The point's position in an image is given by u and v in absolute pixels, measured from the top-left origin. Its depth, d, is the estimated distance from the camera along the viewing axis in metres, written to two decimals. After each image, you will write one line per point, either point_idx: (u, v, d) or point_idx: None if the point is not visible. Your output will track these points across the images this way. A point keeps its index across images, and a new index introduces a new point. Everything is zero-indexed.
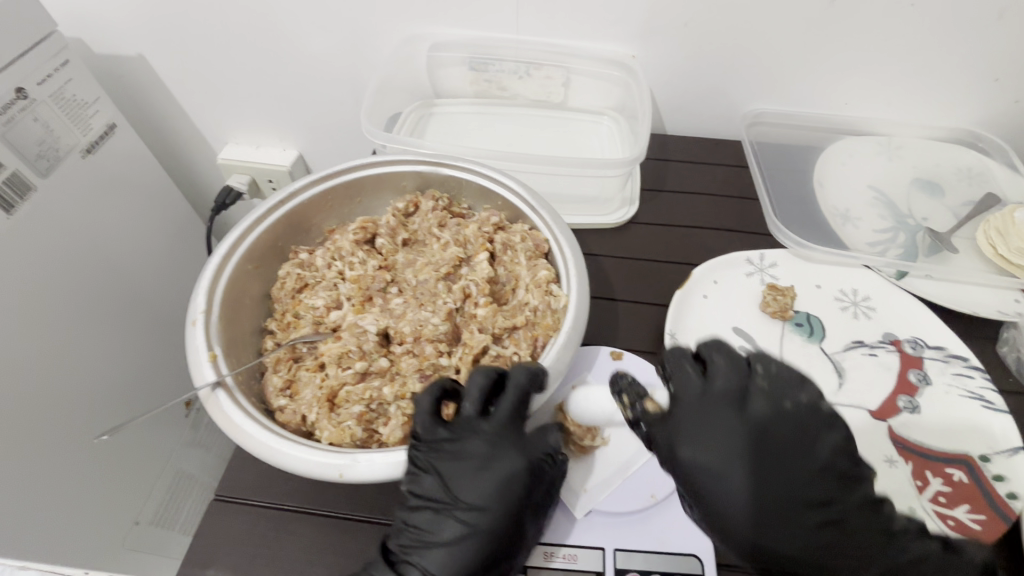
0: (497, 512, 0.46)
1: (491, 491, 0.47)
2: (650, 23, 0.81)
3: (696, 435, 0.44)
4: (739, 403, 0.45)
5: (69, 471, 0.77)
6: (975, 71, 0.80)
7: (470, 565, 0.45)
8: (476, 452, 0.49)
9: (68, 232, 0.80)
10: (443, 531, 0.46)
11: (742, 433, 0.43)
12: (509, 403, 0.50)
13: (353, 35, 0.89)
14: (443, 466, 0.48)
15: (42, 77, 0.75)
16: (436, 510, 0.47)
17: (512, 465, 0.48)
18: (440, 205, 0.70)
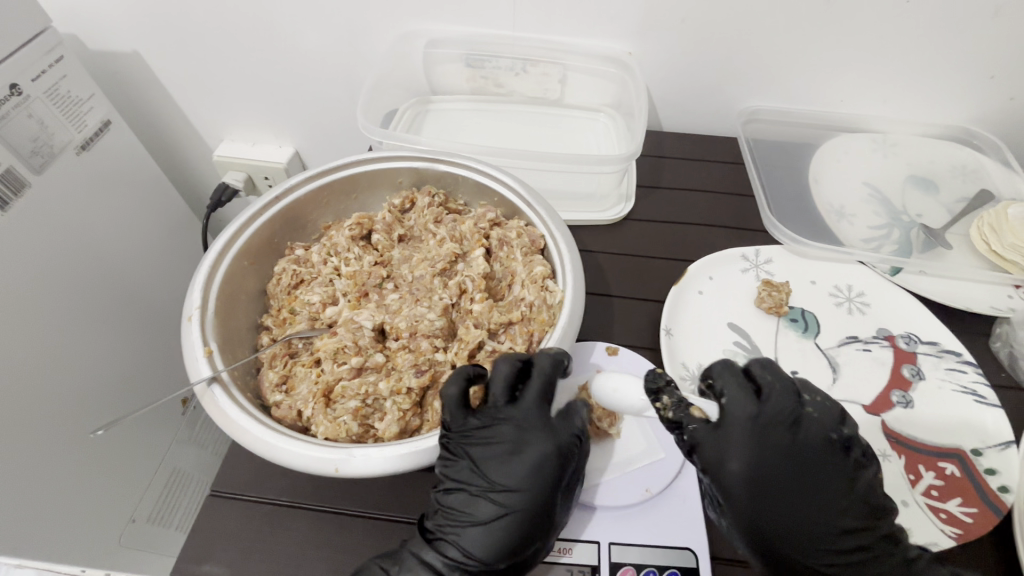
0: (530, 494, 0.46)
1: (523, 474, 0.47)
2: (646, 20, 0.81)
3: (750, 456, 0.46)
4: (791, 430, 0.47)
5: (65, 467, 0.77)
6: (969, 69, 0.80)
7: (505, 545, 0.45)
8: (507, 437, 0.49)
9: (63, 228, 0.80)
10: (478, 513, 0.46)
11: (786, 459, 0.46)
12: (536, 388, 0.50)
13: (349, 32, 0.88)
14: (474, 450, 0.48)
15: (36, 73, 0.75)
16: (471, 492, 0.48)
17: (542, 449, 0.48)
18: (436, 202, 0.70)
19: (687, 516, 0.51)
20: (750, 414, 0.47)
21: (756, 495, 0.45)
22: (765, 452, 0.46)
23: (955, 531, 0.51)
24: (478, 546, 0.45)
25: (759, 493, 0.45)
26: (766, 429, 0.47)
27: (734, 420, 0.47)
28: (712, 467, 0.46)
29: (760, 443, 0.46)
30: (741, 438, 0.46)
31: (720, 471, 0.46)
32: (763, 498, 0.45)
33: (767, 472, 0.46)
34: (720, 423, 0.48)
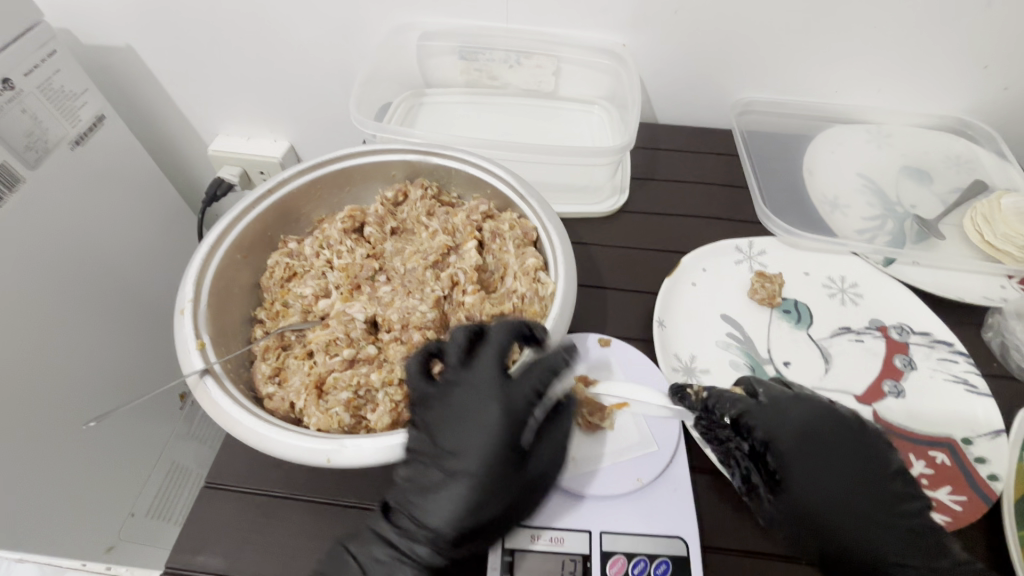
0: (478, 458, 0.46)
1: (474, 440, 0.47)
2: (640, 11, 0.81)
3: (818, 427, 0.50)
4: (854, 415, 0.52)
5: (63, 460, 0.77)
6: (964, 59, 0.80)
7: (455, 512, 0.46)
8: (458, 404, 0.48)
9: (57, 221, 0.80)
10: (432, 481, 0.47)
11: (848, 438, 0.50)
12: (490, 354, 0.49)
13: (342, 24, 0.88)
14: (426, 417, 0.49)
15: (29, 68, 0.74)
16: (424, 462, 0.48)
17: (493, 415, 0.47)
18: (428, 194, 0.70)
19: (679, 506, 0.51)
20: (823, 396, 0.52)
21: (801, 464, 0.49)
22: (812, 426, 0.50)
23: (944, 519, 0.51)
24: (434, 514, 0.46)
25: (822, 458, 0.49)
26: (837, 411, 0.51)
27: (781, 399, 0.51)
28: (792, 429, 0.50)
29: (807, 418, 0.50)
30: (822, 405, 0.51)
31: (802, 430, 0.50)
32: (804, 468, 0.49)
33: (812, 444, 0.49)
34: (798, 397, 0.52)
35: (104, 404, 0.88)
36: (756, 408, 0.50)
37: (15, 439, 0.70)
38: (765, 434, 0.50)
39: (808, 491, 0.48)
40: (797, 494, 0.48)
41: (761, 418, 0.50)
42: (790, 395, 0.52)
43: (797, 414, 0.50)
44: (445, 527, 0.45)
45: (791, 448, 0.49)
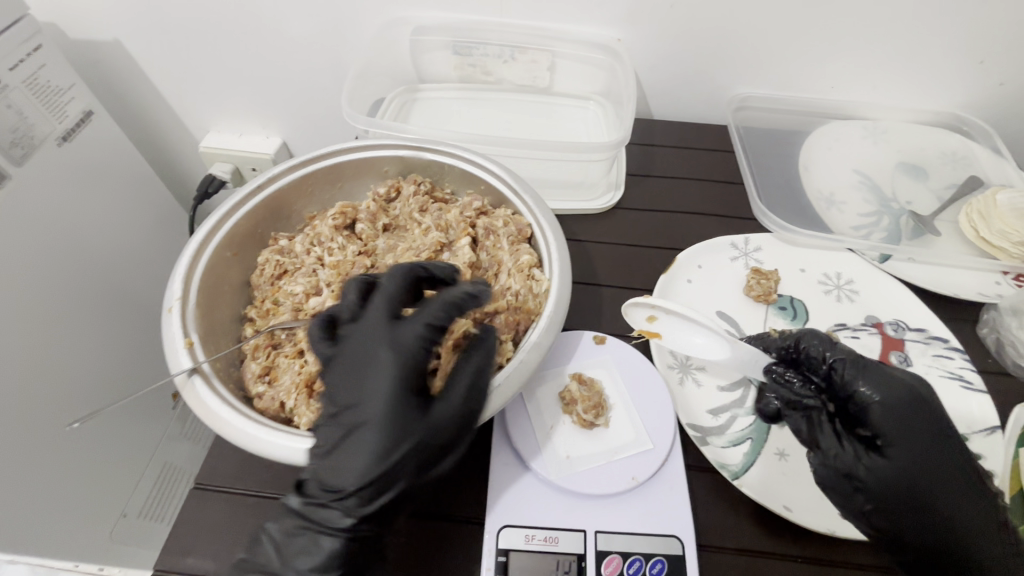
0: (372, 405, 0.45)
1: (366, 389, 0.46)
2: (636, 6, 0.80)
3: (905, 410, 0.49)
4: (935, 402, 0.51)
5: (52, 461, 0.76)
6: (960, 55, 0.80)
7: (357, 465, 0.44)
8: (351, 356, 0.48)
9: (44, 217, 0.78)
10: (332, 441, 0.45)
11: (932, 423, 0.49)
12: (378, 304, 0.50)
13: (334, 18, 0.87)
14: (330, 374, 0.49)
15: (14, 62, 0.73)
16: (326, 421, 0.47)
17: (381, 359, 0.46)
18: (421, 190, 0.69)
19: (674, 504, 0.50)
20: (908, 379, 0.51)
21: (904, 428, 0.48)
22: (912, 391, 0.50)
23: None
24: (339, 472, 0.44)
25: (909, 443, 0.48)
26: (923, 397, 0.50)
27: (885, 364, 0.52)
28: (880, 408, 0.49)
29: (911, 381, 0.51)
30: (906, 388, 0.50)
31: (887, 411, 0.49)
32: (908, 431, 0.48)
33: (918, 413, 0.49)
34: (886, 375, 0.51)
35: (93, 403, 0.86)
36: (863, 366, 0.51)
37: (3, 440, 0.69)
38: (871, 388, 0.50)
39: (913, 457, 0.47)
40: (884, 475, 0.47)
41: (865, 375, 0.51)
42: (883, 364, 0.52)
43: (902, 378, 0.51)
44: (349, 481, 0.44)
45: (898, 410, 0.49)
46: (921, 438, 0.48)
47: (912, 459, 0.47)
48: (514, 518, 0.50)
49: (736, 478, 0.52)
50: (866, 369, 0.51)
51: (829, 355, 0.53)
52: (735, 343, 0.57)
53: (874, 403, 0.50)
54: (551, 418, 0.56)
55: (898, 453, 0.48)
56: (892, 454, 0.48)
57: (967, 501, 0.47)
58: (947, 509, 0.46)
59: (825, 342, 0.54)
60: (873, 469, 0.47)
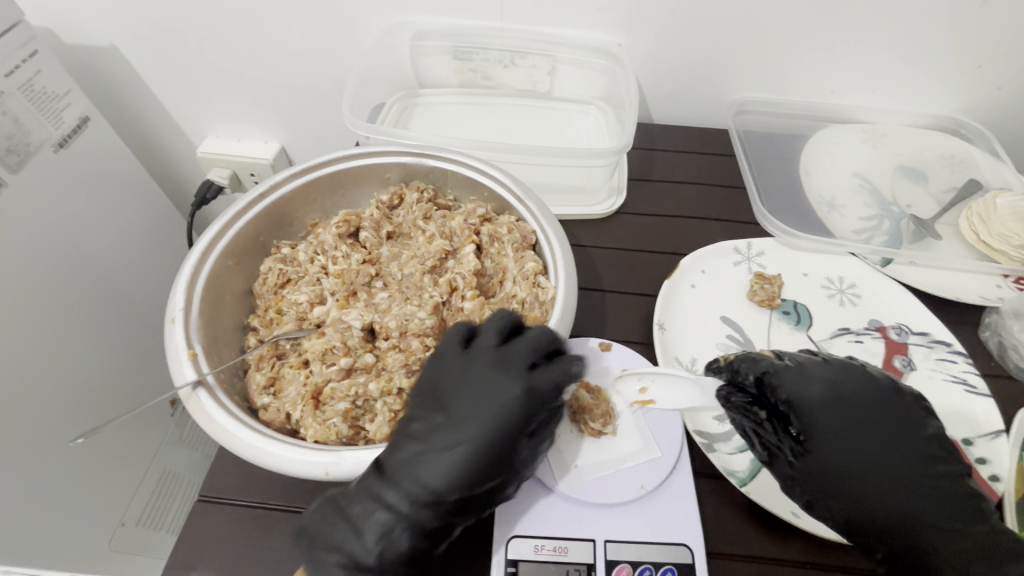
0: (480, 424, 0.47)
1: (490, 412, 0.47)
2: (637, 11, 0.80)
3: (824, 403, 0.49)
4: (864, 386, 0.51)
5: (51, 472, 0.75)
6: (960, 59, 0.81)
7: (456, 480, 0.45)
8: (480, 377, 0.49)
9: (39, 227, 0.78)
10: (434, 447, 0.46)
11: (856, 411, 0.49)
12: (523, 348, 0.50)
13: (334, 24, 0.87)
14: (450, 389, 0.49)
15: (9, 68, 0.72)
16: (431, 425, 0.48)
17: (509, 392, 0.48)
18: (425, 197, 0.69)
19: (681, 513, 0.50)
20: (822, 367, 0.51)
21: (831, 423, 0.48)
22: (844, 386, 0.50)
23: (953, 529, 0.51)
24: (410, 472, 0.45)
25: (838, 436, 0.48)
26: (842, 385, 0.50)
27: (805, 362, 0.52)
28: (798, 402, 0.49)
29: (835, 377, 0.50)
30: (825, 378, 0.50)
31: (807, 407, 0.49)
32: (836, 426, 0.48)
33: (840, 402, 0.49)
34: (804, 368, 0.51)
35: (94, 418, 0.86)
36: (783, 371, 0.50)
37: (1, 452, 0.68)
38: (791, 395, 0.49)
39: (841, 452, 0.48)
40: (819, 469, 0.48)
41: (790, 380, 0.50)
42: (819, 361, 0.52)
43: (828, 376, 0.50)
44: (419, 479, 0.45)
45: (823, 409, 0.49)
46: (853, 430, 0.48)
47: (839, 455, 0.48)
48: (523, 528, 0.50)
49: (743, 485, 0.52)
50: (786, 374, 0.50)
51: (753, 369, 0.51)
52: (697, 381, 0.54)
53: (801, 407, 0.49)
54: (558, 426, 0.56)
55: (831, 451, 0.48)
56: (816, 454, 0.48)
57: (914, 481, 0.47)
58: (889, 498, 0.47)
59: (748, 357, 0.52)
60: (803, 471, 0.48)
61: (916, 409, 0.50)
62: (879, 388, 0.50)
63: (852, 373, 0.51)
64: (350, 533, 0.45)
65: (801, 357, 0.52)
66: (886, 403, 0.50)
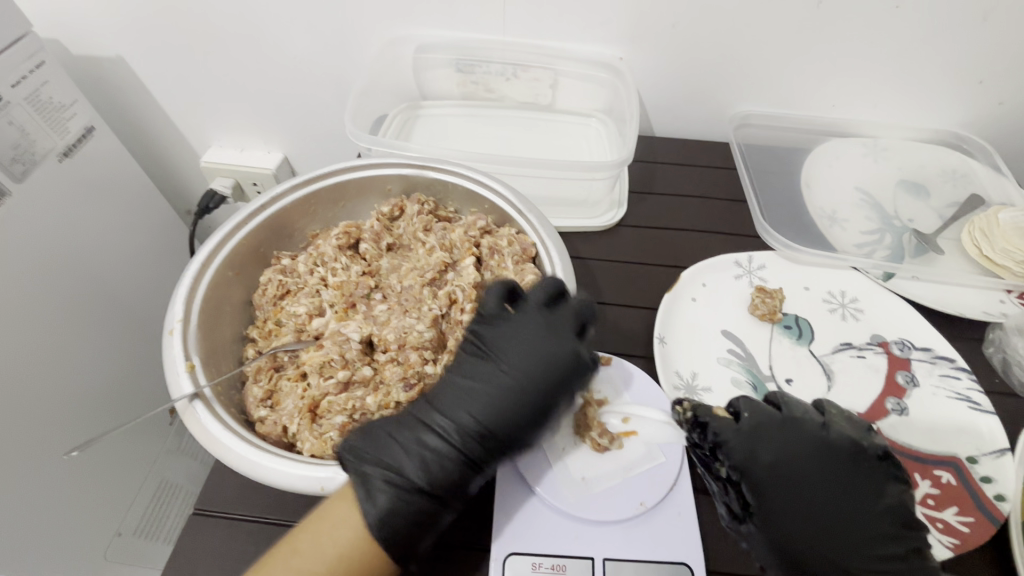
0: (529, 383, 0.49)
1: (536, 369, 0.50)
2: (638, 25, 0.81)
3: (770, 460, 0.46)
4: (821, 436, 0.47)
5: (45, 485, 0.74)
6: (960, 74, 0.81)
7: (504, 425, 0.48)
8: (529, 336, 0.51)
9: (42, 239, 0.78)
10: (485, 389, 0.49)
11: (808, 465, 0.46)
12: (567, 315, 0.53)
13: (338, 36, 0.87)
14: (500, 343, 0.52)
15: (16, 79, 0.73)
16: (483, 371, 0.51)
17: (560, 355, 0.50)
18: (425, 209, 0.68)
19: (683, 531, 0.50)
20: (777, 419, 0.48)
21: (781, 497, 0.45)
22: (795, 453, 0.47)
23: (952, 541, 0.50)
24: (465, 408, 0.49)
25: (787, 494, 0.45)
26: (793, 436, 0.47)
27: (759, 413, 0.48)
28: (744, 463, 0.46)
29: (784, 438, 0.47)
30: (775, 434, 0.47)
31: (754, 468, 0.46)
32: (786, 501, 0.45)
33: (789, 458, 0.46)
34: (751, 424, 0.48)
35: (88, 430, 0.85)
36: (733, 436, 0.47)
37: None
38: (740, 463, 0.46)
39: (785, 515, 0.45)
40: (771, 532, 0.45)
41: (741, 438, 0.47)
42: (777, 420, 0.48)
43: (781, 442, 0.47)
44: (472, 418, 0.48)
45: (775, 481, 0.46)
46: (801, 490, 0.45)
47: (789, 531, 0.45)
48: (521, 545, 0.49)
49: None
50: (735, 441, 0.47)
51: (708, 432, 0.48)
52: (666, 420, 0.53)
53: (751, 474, 0.46)
54: (562, 440, 0.55)
55: (778, 512, 0.45)
56: (767, 530, 0.45)
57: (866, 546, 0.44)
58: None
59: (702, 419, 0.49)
60: (756, 545, 0.46)
61: (874, 476, 0.47)
62: (833, 445, 0.47)
63: (807, 437, 0.47)
64: (405, 454, 0.47)
65: (761, 416, 0.48)
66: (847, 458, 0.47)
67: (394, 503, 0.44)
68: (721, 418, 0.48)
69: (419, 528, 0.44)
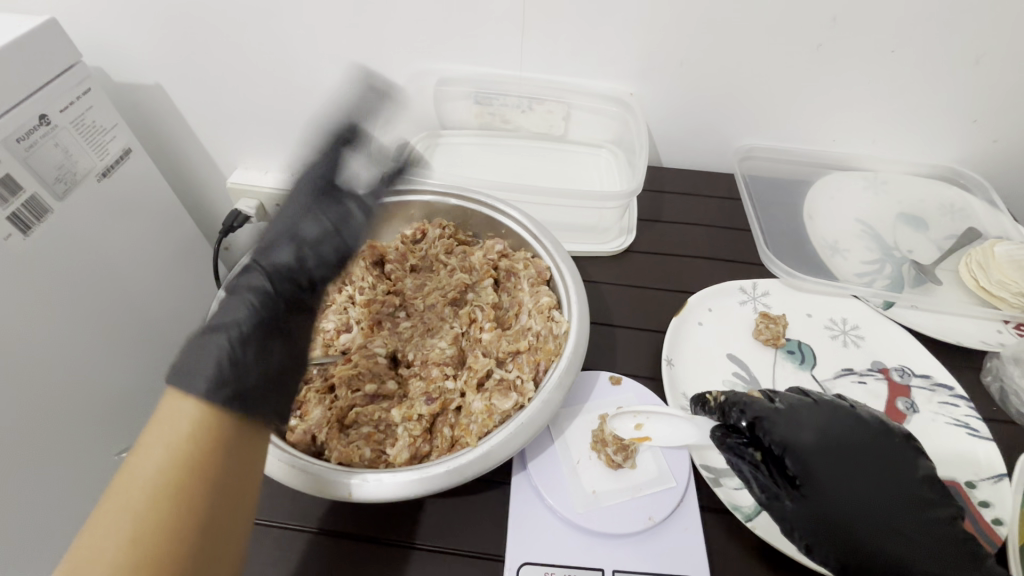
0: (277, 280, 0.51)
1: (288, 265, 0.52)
2: (648, 63, 0.86)
3: (809, 435, 0.48)
4: (852, 416, 0.50)
5: (92, 478, 0.85)
6: (956, 113, 0.85)
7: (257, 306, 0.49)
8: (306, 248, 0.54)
9: (81, 255, 0.82)
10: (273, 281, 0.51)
11: (846, 441, 0.49)
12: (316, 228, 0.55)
13: (365, 68, 0.93)
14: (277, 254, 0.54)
15: (65, 104, 0.79)
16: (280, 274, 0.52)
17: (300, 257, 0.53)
18: (446, 233, 0.72)
19: (690, 545, 0.52)
20: (807, 400, 0.51)
21: (826, 468, 0.47)
22: (833, 429, 0.49)
23: None
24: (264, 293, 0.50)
25: (830, 468, 0.47)
26: (827, 414, 0.50)
27: (793, 400, 0.51)
28: (787, 438, 0.48)
29: (822, 419, 0.50)
30: (810, 413, 0.50)
31: (794, 444, 0.48)
32: (830, 472, 0.47)
33: (829, 435, 0.49)
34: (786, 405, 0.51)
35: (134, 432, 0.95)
36: (775, 415, 0.50)
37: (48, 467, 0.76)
38: (782, 438, 0.48)
39: (829, 488, 0.47)
40: (817, 504, 0.46)
41: (780, 416, 0.50)
42: (809, 402, 0.51)
43: (819, 421, 0.49)
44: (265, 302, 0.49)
45: (818, 457, 0.47)
46: (842, 464, 0.47)
47: (834, 500, 0.46)
48: (534, 554, 0.51)
49: (750, 520, 0.52)
50: (776, 417, 0.49)
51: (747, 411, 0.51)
52: (692, 420, 0.57)
53: (794, 449, 0.48)
54: (577, 453, 0.58)
55: (824, 485, 0.47)
56: (813, 499, 0.47)
57: (909, 518, 0.46)
58: (881, 547, 0.45)
59: (740, 400, 0.52)
60: (801, 517, 0.46)
61: (907, 452, 0.49)
62: (867, 428, 0.50)
63: (843, 417, 0.50)
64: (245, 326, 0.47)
65: (793, 399, 0.51)
66: (880, 439, 0.49)
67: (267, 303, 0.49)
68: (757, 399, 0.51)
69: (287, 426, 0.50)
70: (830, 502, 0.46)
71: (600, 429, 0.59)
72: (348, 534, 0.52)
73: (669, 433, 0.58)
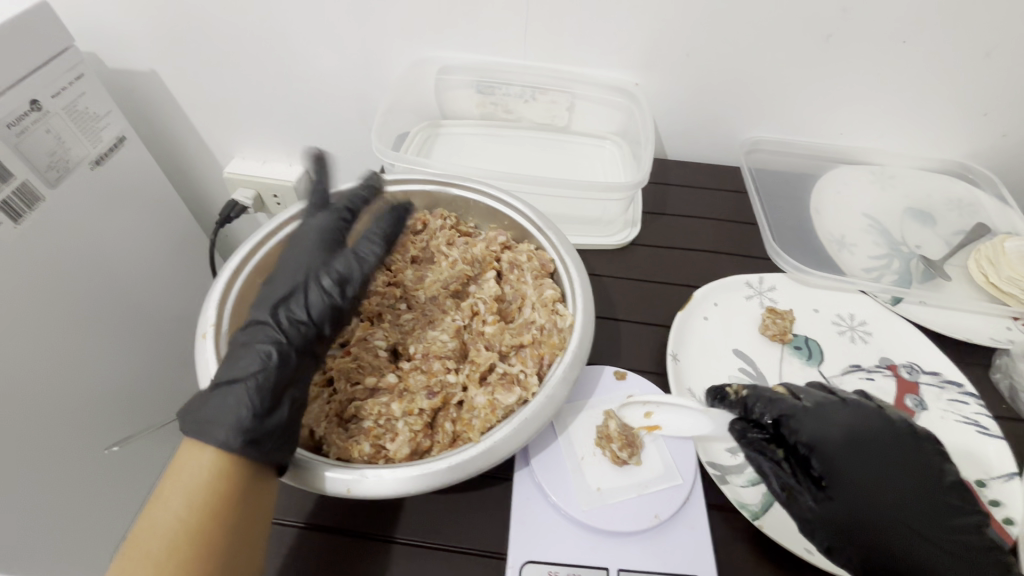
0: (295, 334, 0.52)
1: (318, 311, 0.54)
2: (653, 53, 0.84)
3: (838, 434, 0.48)
4: (882, 416, 0.50)
5: (83, 476, 0.81)
6: (965, 107, 0.84)
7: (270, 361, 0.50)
8: (323, 301, 0.55)
9: (73, 242, 0.80)
10: (285, 322, 0.52)
11: (877, 441, 0.48)
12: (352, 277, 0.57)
13: (363, 56, 0.91)
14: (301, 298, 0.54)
15: (57, 90, 0.76)
16: (303, 319, 0.53)
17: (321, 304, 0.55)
18: (448, 224, 0.71)
19: (695, 543, 0.51)
20: (835, 400, 0.51)
21: (853, 467, 0.47)
22: (863, 428, 0.49)
23: None
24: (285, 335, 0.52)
25: (859, 469, 0.47)
26: (858, 415, 0.50)
27: (822, 400, 0.51)
28: (813, 437, 0.48)
29: (854, 421, 0.49)
30: (839, 413, 0.50)
31: (822, 443, 0.48)
32: (858, 471, 0.47)
33: (859, 436, 0.48)
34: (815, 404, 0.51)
35: (127, 427, 0.92)
36: (800, 412, 0.50)
37: (41, 462, 0.73)
38: (809, 437, 0.48)
39: (857, 487, 0.46)
40: (843, 503, 0.46)
41: (808, 415, 0.49)
42: (836, 401, 0.51)
43: (848, 420, 0.49)
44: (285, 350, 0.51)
45: (846, 455, 0.47)
46: (872, 465, 0.47)
47: (861, 498, 0.46)
48: (536, 553, 0.50)
49: (757, 519, 0.52)
50: (803, 415, 0.49)
51: (771, 409, 0.51)
52: (707, 412, 0.57)
53: (821, 448, 0.48)
54: (581, 449, 0.57)
55: (852, 485, 0.46)
56: (840, 498, 0.46)
57: (941, 522, 0.46)
58: (913, 549, 0.44)
59: (764, 397, 0.52)
60: (826, 515, 0.46)
61: (937, 456, 0.49)
62: (897, 430, 0.49)
63: (870, 416, 0.50)
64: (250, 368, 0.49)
65: (819, 398, 0.51)
66: (910, 442, 0.49)
67: (282, 354, 0.50)
68: (783, 396, 0.51)
69: (275, 425, 0.48)
70: (858, 501, 0.46)
71: (605, 424, 0.58)
72: (347, 531, 0.51)
73: (674, 423, 0.58)
